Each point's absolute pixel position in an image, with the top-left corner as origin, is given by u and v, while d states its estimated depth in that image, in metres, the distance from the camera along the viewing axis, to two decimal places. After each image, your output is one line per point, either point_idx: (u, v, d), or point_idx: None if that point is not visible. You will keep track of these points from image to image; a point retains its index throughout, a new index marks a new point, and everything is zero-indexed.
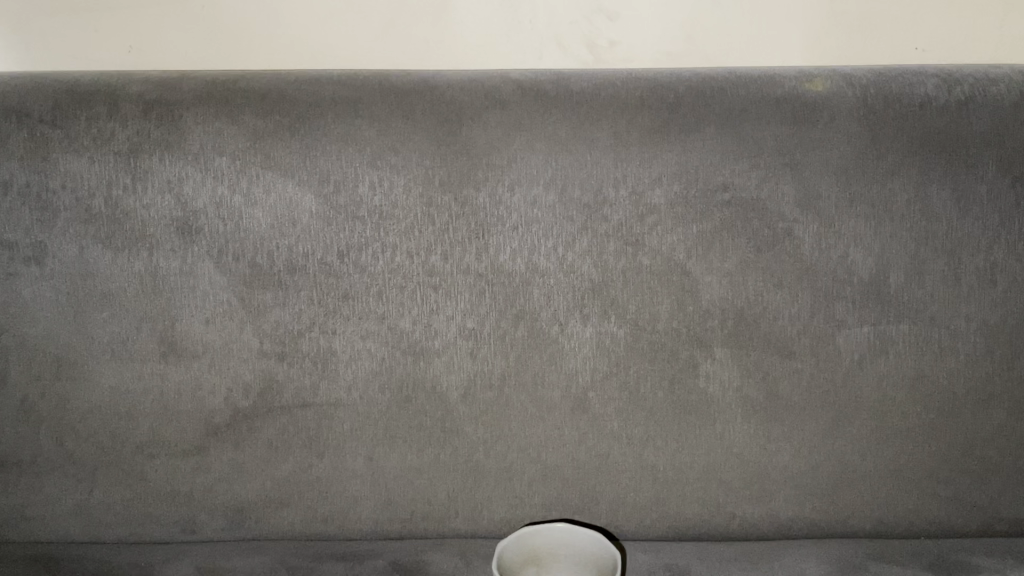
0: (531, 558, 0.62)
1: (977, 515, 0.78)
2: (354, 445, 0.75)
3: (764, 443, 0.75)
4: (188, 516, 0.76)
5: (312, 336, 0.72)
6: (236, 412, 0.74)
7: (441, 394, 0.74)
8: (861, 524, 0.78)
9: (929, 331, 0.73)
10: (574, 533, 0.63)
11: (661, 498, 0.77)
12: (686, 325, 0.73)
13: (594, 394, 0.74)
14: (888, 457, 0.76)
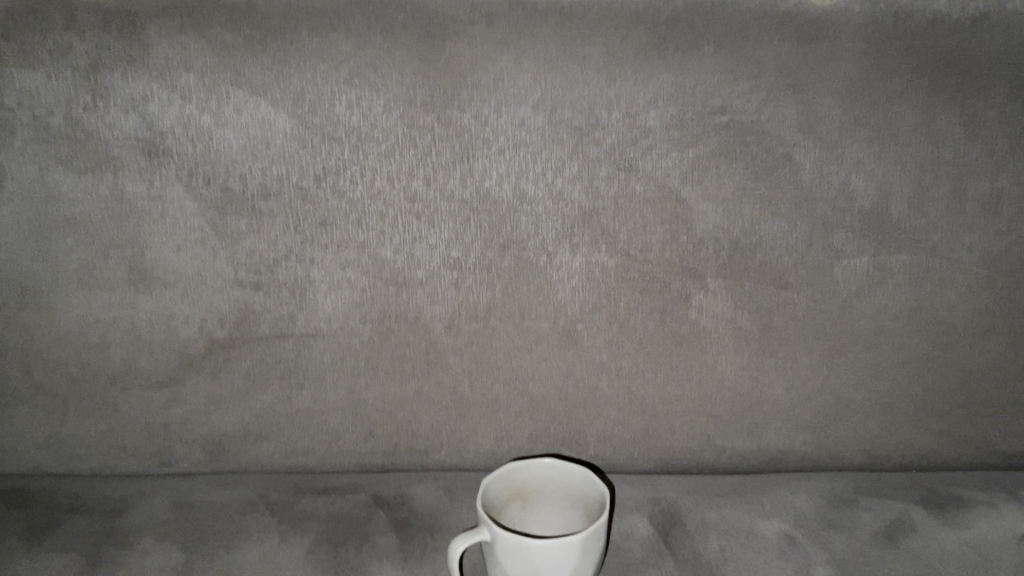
0: (516, 491, 0.61)
1: (968, 449, 0.77)
2: (335, 377, 0.73)
3: (755, 376, 0.74)
4: (165, 448, 0.75)
5: (290, 265, 0.69)
6: (212, 343, 0.71)
7: (425, 326, 0.71)
8: (848, 456, 0.77)
9: (929, 261, 0.71)
10: (560, 465, 0.61)
11: (649, 430, 0.76)
12: (679, 255, 0.70)
13: (582, 326, 0.72)
14: (881, 389, 0.74)
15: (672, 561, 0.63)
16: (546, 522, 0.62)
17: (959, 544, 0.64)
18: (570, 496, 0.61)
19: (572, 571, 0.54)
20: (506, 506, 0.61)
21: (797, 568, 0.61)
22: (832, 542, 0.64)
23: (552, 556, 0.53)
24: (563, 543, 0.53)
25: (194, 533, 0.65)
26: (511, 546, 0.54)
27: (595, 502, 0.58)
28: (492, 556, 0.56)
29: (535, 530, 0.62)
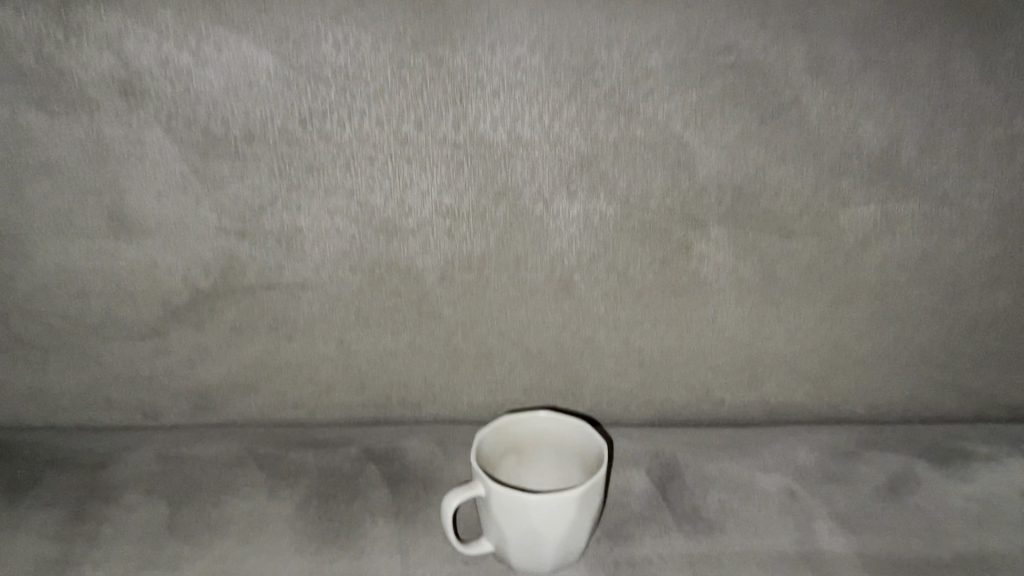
0: (511, 445, 0.59)
1: (971, 401, 0.76)
2: (324, 328, 0.71)
3: (756, 327, 0.72)
4: (151, 400, 0.73)
5: (276, 212, 0.66)
6: (196, 292, 0.69)
7: (416, 276, 0.69)
8: (849, 408, 0.76)
9: (939, 210, 0.68)
10: (557, 418, 0.59)
11: (648, 383, 0.74)
12: (680, 203, 0.67)
13: (579, 276, 0.69)
14: (884, 341, 0.73)
15: (670, 515, 0.61)
16: (541, 475, 0.61)
17: (963, 498, 0.63)
18: (566, 449, 0.60)
19: (569, 526, 0.53)
20: (501, 460, 0.59)
21: (799, 523, 0.60)
22: (834, 496, 0.63)
23: (549, 512, 0.52)
24: (560, 499, 0.51)
25: (180, 487, 0.63)
26: (507, 502, 0.52)
27: (593, 456, 0.57)
28: (486, 512, 0.54)
29: (530, 483, 0.61)
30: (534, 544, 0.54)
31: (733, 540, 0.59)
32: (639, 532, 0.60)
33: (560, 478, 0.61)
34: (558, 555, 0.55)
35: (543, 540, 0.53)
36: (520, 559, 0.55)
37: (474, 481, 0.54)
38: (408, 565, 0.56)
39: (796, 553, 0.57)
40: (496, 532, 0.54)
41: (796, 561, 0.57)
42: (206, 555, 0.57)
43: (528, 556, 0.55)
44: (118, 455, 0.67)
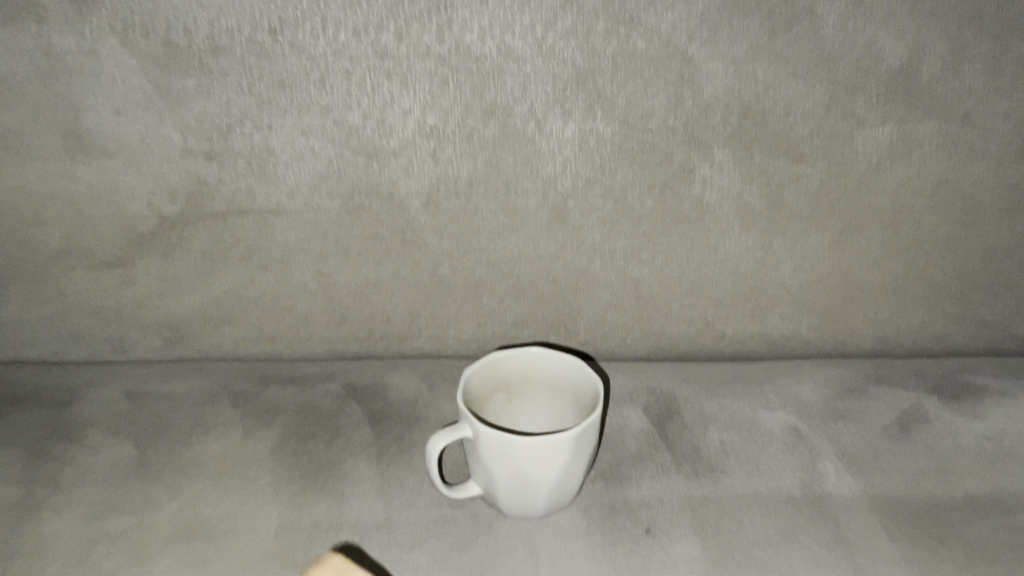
0: (500, 383, 0.56)
1: (982, 333, 0.72)
2: (301, 258, 0.66)
3: (761, 257, 0.67)
4: (119, 332, 0.69)
5: (244, 132, 0.61)
6: (163, 219, 0.64)
7: (399, 202, 0.64)
8: (855, 341, 0.72)
9: (961, 132, 0.63)
10: (549, 354, 0.55)
11: (645, 315, 0.70)
12: (684, 123, 0.61)
13: (573, 203, 0.64)
14: (895, 271, 0.69)
15: (669, 455, 0.58)
16: (532, 414, 0.57)
17: (975, 436, 0.60)
18: (559, 386, 0.56)
19: (562, 469, 0.50)
20: (490, 399, 0.56)
21: (804, 464, 0.57)
22: (841, 435, 0.60)
23: (541, 454, 0.48)
24: (553, 441, 0.48)
25: (150, 426, 0.60)
26: (496, 444, 0.49)
27: (588, 395, 0.53)
28: (474, 454, 0.51)
29: (520, 422, 0.57)
30: (525, 487, 0.50)
31: (735, 482, 0.56)
32: (637, 473, 0.56)
33: (552, 417, 0.57)
34: (551, 498, 0.52)
35: (534, 484, 0.50)
36: (510, 503, 0.52)
37: (461, 422, 0.51)
38: (393, 509, 0.53)
39: (802, 496, 0.54)
40: (484, 475, 0.51)
41: (802, 504, 0.54)
42: (178, 499, 0.53)
43: (519, 500, 0.51)
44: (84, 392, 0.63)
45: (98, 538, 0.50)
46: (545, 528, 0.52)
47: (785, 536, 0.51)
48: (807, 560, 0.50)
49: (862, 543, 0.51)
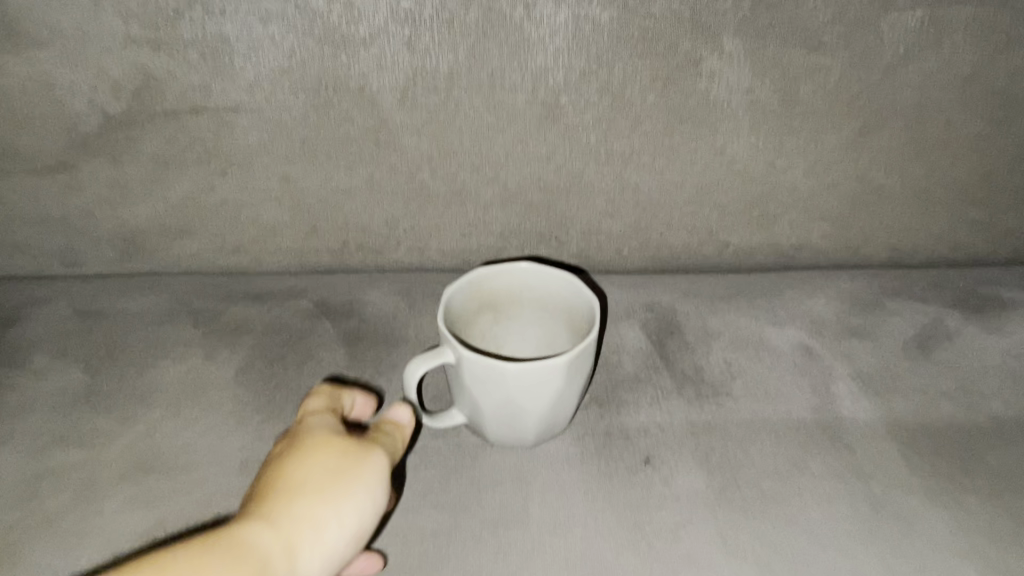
0: (485, 302, 0.51)
1: (1004, 240, 0.67)
2: (266, 162, 0.60)
3: (772, 159, 0.61)
4: (70, 244, 0.63)
5: (194, 17, 0.53)
6: (108, 118, 0.57)
7: (372, 99, 0.57)
8: (868, 250, 0.67)
9: (1003, 17, 0.55)
10: (540, 271, 0.50)
11: (643, 223, 0.64)
12: (692, 7, 0.54)
13: (567, 99, 0.57)
14: (917, 174, 0.63)
15: (670, 377, 0.54)
16: (522, 336, 0.53)
17: (1000, 353, 0.56)
18: (550, 305, 0.51)
19: (554, 396, 0.45)
20: (474, 319, 0.51)
21: (816, 386, 0.53)
22: (855, 354, 0.56)
23: (531, 382, 0.44)
24: (543, 367, 0.43)
25: (103, 348, 0.55)
26: (481, 372, 0.44)
27: (583, 315, 0.48)
28: (457, 380, 0.46)
29: (510, 344, 0.53)
30: (514, 416, 0.46)
31: (741, 406, 0.52)
32: (635, 397, 0.52)
33: (543, 337, 0.53)
34: (542, 426, 0.47)
35: (524, 412, 0.46)
36: (498, 431, 0.48)
37: (442, 347, 0.46)
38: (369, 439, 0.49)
39: (813, 422, 0.50)
40: (469, 403, 0.47)
41: (814, 432, 0.50)
42: (135, 432, 0.50)
43: (507, 429, 0.47)
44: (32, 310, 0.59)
45: (47, 476, 0.47)
46: (535, 458, 0.48)
47: (796, 466, 0.48)
48: (820, 492, 0.46)
49: (878, 472, 0.48)
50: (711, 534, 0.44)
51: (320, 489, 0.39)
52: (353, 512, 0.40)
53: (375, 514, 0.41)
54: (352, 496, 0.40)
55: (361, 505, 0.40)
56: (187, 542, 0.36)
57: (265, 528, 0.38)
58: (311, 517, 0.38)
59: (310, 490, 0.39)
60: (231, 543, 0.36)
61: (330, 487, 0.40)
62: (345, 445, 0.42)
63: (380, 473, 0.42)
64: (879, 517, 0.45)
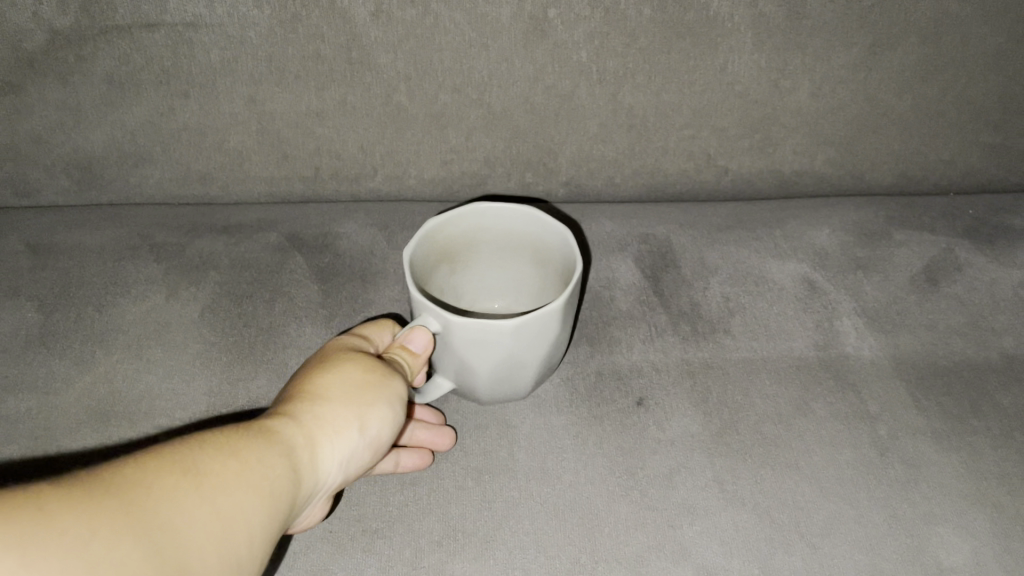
0: (443, 252, 0.47)
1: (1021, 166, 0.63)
2: (228, 83, 0.55)
3: (777, 79, 0.56)
4: (20, 172, 0.59)
5: None
6: (52, 35, 0.52)
7: (342, 11, 0.52)
8: (876, 178, 0.63)
9: None
10: (492, 208, 0.46)
11: (637, 150, 0.60)
12: None
13: (556, 12, 0.52)
14: (931, 95, 0.58)
15: (663, 312, 0.51)
16: (486, 268, 0.51)
17: (1013, 286, 0.53)
18: (512, 240, 0.48)
19: (553, 341, 0.43)
20: (434, 271, 0.48)
21: (818, 322, 0.50)
22: (860, 288, 0.53)
23: (530, 332, 0.40)
24: (546, 316, 0.40)
25: (60, 291, 0.53)
26: (476, 334, 0.40)
27: (555, 249, 0.46)
28: (442, 346, 0.43)
29: (473, 277, 0.51)
30: (513, 372, 0.43)
31: (739, 346, 0.49)
32: (626, 334, 0.49)
33: (509, 267, 0.51)
34: (541, 373, 0.45)
35: (523, 364, 0.43)
36: (493, 391, 0.44)
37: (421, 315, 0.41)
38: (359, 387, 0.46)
39: (816, 359, 0.48)
40: (457, 367, 0.43)
41: (815, 370, 0.47)
42: (93, 373, 0.48)
43: (502, 386, 0.44)
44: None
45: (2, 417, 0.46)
46: (522, 400, 0.46)
47: (798, 408, 0.45)
48: (823, 436, 0.44)
49: (885, 414, 0.45)
50: (707, 480, 0.42)
51: (351, 393, 0.38)
52: (383, 420, 0.38)
53: (400, 430, 0.40)
54: (378, 409, 0.38)
55: (391, 415, 0.39)
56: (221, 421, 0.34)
57: (294, 423, 0.36)
58: (344, 417, 0.37)
59: (338, 396, 0.37)
60: (265, 424, 0.35)
61: (361, 393, 0.38)
62: (376, 359, 0.40)
63: (407, 395, 0.40)
64: (885, 462, 0.43)
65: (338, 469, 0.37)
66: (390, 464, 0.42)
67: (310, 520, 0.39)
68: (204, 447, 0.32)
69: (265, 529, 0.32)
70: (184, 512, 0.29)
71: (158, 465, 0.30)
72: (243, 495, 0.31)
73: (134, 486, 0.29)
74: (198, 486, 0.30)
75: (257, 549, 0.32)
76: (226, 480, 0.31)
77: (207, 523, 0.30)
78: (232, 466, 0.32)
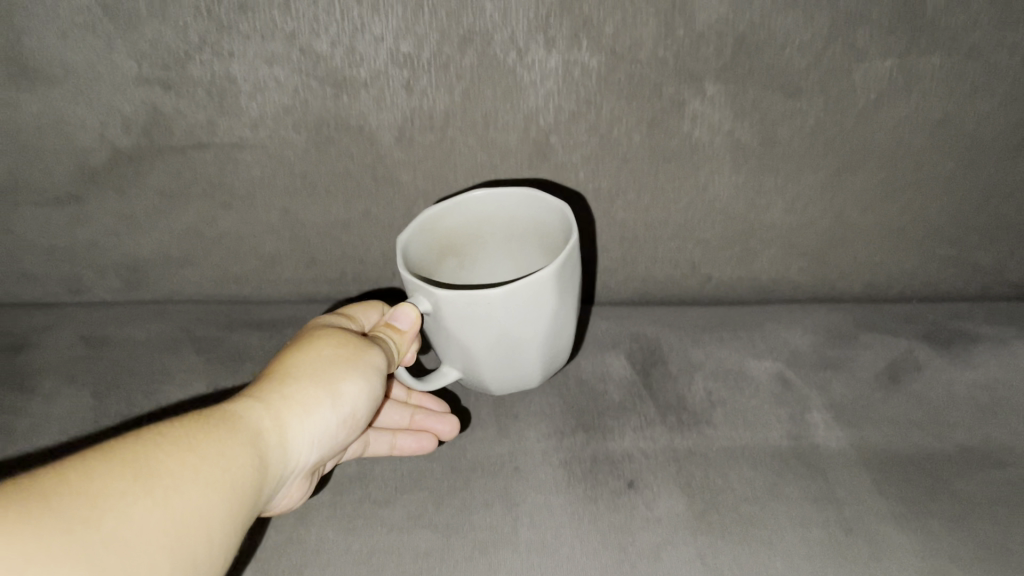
0: (446, 241, 0.58)
1: (991, 278, 0.67)
2: (266, 196, 0.63)
3: (753, 198, 0.62)
4: (73, 275, 0.68)
5: (204, 60, 0.55)
6: (116, 153, 0.60)
7: (371, 136, 0.59)
8: (848, 286, 0.68)
9: (965, 66, 0.55)
10: (501, 195, 0.56)
11: (629, 257, 0.67)
12: (675, 54, 0.54)
13: (557, 138, 0.59)
14: (892, 212, 0.63)
15: (652, 405, 0.57)
16: (495, 261, 0.62)
17: (968, 386, 0.58)
18: (517, 223, 0.58)
19: (542, 317, 0.51)
20: (441, 260, 0.59)
21: (791, 414, 0.56)
22: (830, 385, 0.58)
23: (519, 298, 0.48)
24: (529, 286, 0.48)
25: (112, 380, 0.62)
26: (461, 306, 0.48)
27: (557, 221, 0.54)
28: (439, 326, 0.52)
29: (484, 269, 0.62)
30: (507, 344, 0.52)
31: (720, 434, 0.55)
32: (618, 424, 0.56)
33: (518, 260, 0.61)
34: (533, 356, 0.54)
35: (515, 335, 0.51)
36: (494, 359, 0.53)
37: (417, 297, 0.51)
38: (382, 478, 0.54)
39: (788, 449, 0.53)
40: (461, 340, 0.52)
41: (789, 457, 0.53)
42: None
43: (503, 351, 0.52)
44: (39, 354, 0.65)
45: None
46: (524, 481, 0.52)
47: (773, 491, 0.50)
48: (795, 516, 0.49)
49: (851, 498, 0.50)
50: (690, 555, 0.47)
51: (313, 375, 0.47)
52: (340, 398, 0.47)
53: (361, 401, 0.48)
54: (342, 387, 0.47)
55: (350, 392, 0.47)
56: (182, 419, 0.42)
57: (259, 408, 0.44)
58: (304, 400, 0.46)
59: (306, 376, 0.46)
60: (222, 420, 0.43)
61: (329, 371, 0.47)
62: (338, 342, 0.49)
63: (372, 370, 0.49)
64: (851, 542, 0.47)
65: (306, 443, 0.46)
66: (387, 444, 0.54)
67: (287, 496, 0.49)
68: (168, 440, 0.40)
69: (222, 513, 0.40)
70: (135, 515, 0.36)
71: (117, 468, 0.37)
72: (195, 491, 0.39)
73: (88, 492, 0.36)
74: (152, 490, 0.37)
75: (215, 539, 0.39)
76: (180, 478, 0.39)
77: (161, 522, 0.37)
78: (187, 463, 0.39)
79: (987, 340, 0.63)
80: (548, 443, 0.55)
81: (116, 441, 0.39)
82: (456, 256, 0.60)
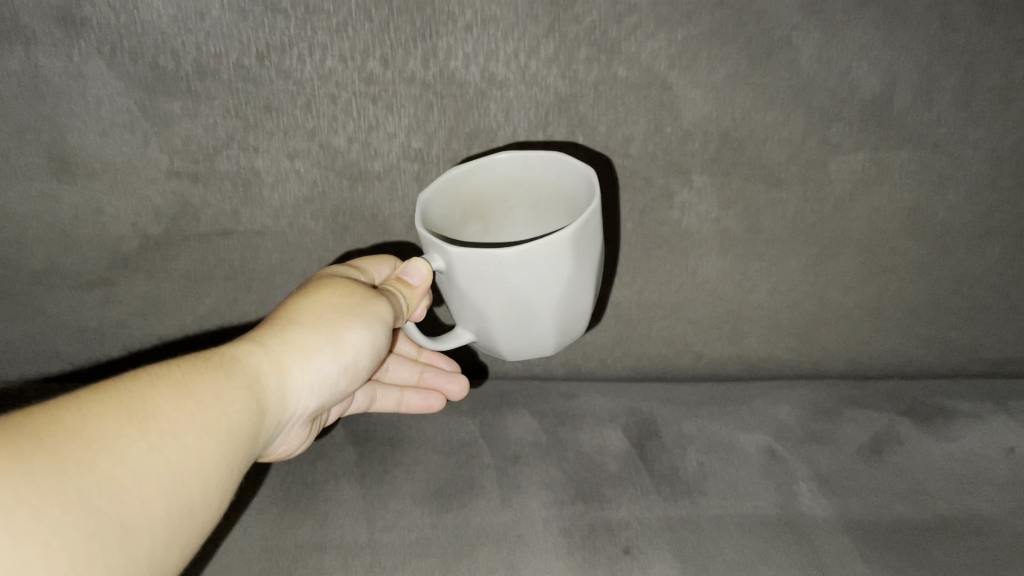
0: (471, 205, 0.58)
1: (967, 354, 0.70)
2: (284, 279, 0.67)
3: (739, 280, 0.67)
4: (102, 351, 0.73)
5: (232, 154, 0.60)
6: (146, 241, 0.65)
7: (384, 223, 0.64)
8: (834, 362, 0.72)
9: (931, 158, 0.60)
10: (531, 160, 0.55)
11: (624, 336, 0.70)
12: (663, 149, 0.59)
13: None
14: (870, 293, 0.68)
15: (647, 476, 0.60)
16: (518, 227, 0.61)
17: (946, 458, 0.61)
18: (541, 191, 0.57)
19: (557, 280, 0.50)
20: (465, 223, 0.59)
21: (779, 484, 0.59)
22: (816, 458, 0.62)
23: (532, 258, 0.48)
24: (544, 247, 0.48)
25: None
26: (473, 263, 0.49)
27: (579, 185, 0.53)
28: (455, 282, 0.52)
29: (508, 233, 0.62)
30: (520, 306, 0.51)
31: (711, 503, 0.58)
32: (615, 494, 0.59)
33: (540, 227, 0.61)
34: (546, 321, 0.54)
35: (527, 297, 0.51)
36: (507, 321, 0.53)
37: (432, 253, 0.51)
38: (392, 547, 0.56)
39: (777, 518, 0.56)
40: (476, 300, 0.52)
41: (777, 526, 0.56)
42: None
43: (516, 313, 0.52)
44: None
45: None
46: (525, 547, 0.55)
47: (762, 558, 0.54)
48: None
49: (836, 565, 0.53)
50: None
51: (315, 326, 0.52)
52: (336, 350, 0.52)
53: (358, 353, 0.53)
54: (337, 341, 0.52)
55: (347, 344, 0.52)
56: (183, 363, 0.47)
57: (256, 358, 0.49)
58: (304, 350, 0.51)
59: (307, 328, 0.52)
60: (223, 365, 0.48)
61: (327, 326, 0.52)
62: (342, 296, 0.54)
63: (375, 323, 0.54)
64: None
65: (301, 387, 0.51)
66: (395, 401, 0.68)
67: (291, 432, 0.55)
68: (167, 387, 0.44)
69: (215, 452, 0.44)
70: (130, 454, 0.40)
71: (115, 411, 0.41)
72: (188, 432, 0.43)
73: (86, 431, 0.39)
74: (146, 432, 0.41)
75: (208, 474, 0.43)
76: (175, 422, 0.43)
77: (155, 460, 0.41)
78: (183, 408, 0.44)
79: (964, 414, 0.66)
80: (548, 512, 0.58)
81: (114, 384, 0.43)
82: (480, 222, 0.60)
